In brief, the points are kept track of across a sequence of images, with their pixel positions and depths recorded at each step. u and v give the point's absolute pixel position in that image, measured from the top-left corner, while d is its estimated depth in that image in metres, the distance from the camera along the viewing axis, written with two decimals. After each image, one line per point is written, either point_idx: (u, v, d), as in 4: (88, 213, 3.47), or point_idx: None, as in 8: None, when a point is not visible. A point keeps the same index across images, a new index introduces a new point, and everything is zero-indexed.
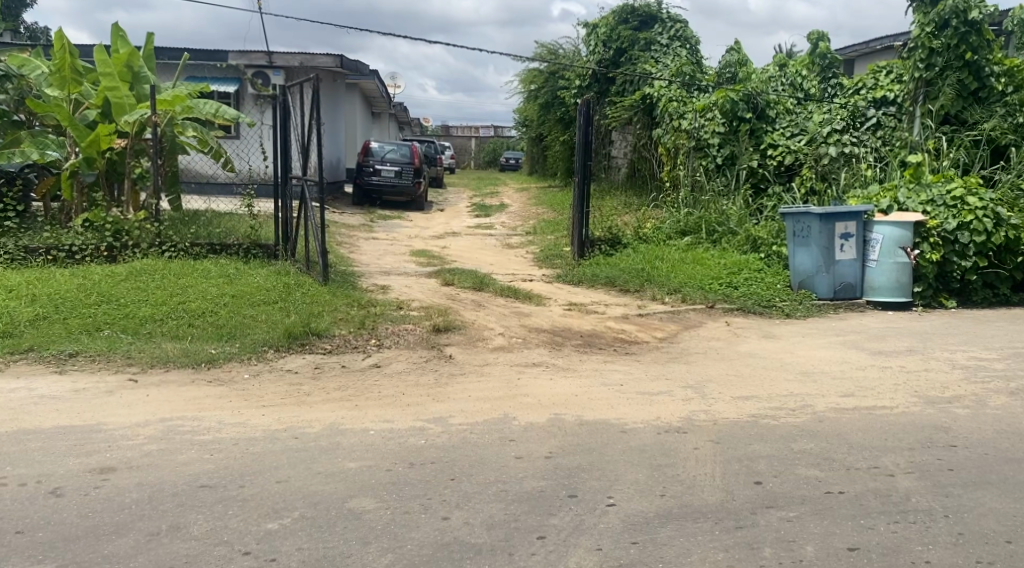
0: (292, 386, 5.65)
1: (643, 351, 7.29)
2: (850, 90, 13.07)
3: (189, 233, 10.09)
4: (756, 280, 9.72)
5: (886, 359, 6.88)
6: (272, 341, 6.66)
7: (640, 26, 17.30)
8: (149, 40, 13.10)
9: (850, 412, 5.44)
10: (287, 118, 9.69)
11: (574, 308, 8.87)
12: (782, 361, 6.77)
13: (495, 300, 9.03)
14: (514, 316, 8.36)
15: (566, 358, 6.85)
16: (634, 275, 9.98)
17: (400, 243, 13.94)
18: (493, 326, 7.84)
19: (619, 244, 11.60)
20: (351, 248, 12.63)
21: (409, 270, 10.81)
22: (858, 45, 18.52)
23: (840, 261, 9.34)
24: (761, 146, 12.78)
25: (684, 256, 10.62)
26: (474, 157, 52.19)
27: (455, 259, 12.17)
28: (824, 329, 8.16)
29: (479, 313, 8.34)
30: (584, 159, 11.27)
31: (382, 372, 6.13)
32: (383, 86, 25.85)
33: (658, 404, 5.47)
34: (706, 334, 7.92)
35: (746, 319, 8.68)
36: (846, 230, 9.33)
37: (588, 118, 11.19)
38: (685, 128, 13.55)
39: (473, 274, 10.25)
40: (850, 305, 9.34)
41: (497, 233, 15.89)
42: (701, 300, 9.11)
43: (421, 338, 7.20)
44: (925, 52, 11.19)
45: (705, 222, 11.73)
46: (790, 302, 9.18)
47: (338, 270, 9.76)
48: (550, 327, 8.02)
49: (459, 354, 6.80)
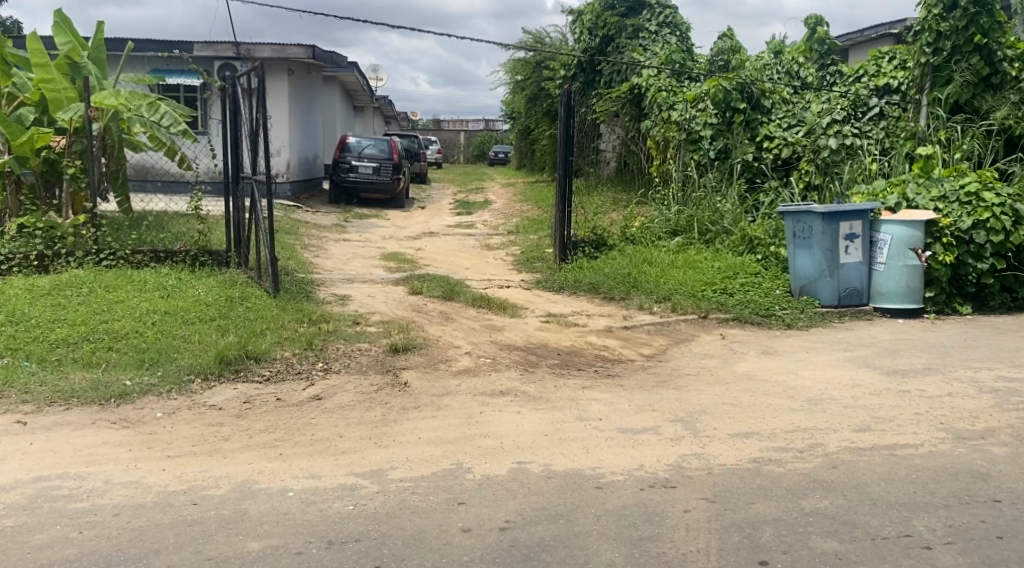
0: (210, 428, 4.79)
1: (628, 373, 6.45)
2: (851, 78, 12.25)
3: (131, 239, 9.20)
4: (753, 286, 8.88)
5: (902, 381, 6.05)
6: (200, 367, 5.83)
7: (627, 13, 16.40)
8: (99, 30, 12.15)
9: (868, 453, 4.60)
10: (237, 112, 8.80)
11: (551, 320, 8.01)
12: (787, 386, 5.93)
13: (465, 312, 8.17)
14: (485, 331, 7.49)
15: (539, 383, 6.00)
16: (619, 281, 9.14)
17: (372, 245, 13.06)
18: (460, 344, 6.98)
19: (604, 245, 10.73)
20: (317, 252, 11.76)
21: (376, 276, 9.94)
22: (853, 33, 17.67)
23: (844, 264, 8.52)
24: (757, 138, 12.01)
25: (674, 259, 9.79)
26: (463, 152, 51.30)
27: (429, 263, 11.30)
28: (829, 342, 7.33)
29: (446, 328, 7.47)
30: (565, 154, 10.41)
31: (322, 406, 5.28)
32: (362, 79, 24.89)
33: (642, 446, 4.63)
34: (700, 351, 7.07)
35: (743, 331, 7.84)
36: (852, 230, 8.50)
37: (570, 110, 10.35)
38: (676, 119, 12.64)
39: (444, 281, 9.38)
40: (856, 312, 8.53)
41: (478, 233, 15.03)
42: (693, 309, 8.27)
43: (375, 361, 6.34)
44: (932, 35, 10.44)
45: (696, 220, 10.87)
46: (791, 311, 8.35)
47: (293, 278, 8.89)
48: (525, 344, 7.17)
49: (417, 380, 5.95)
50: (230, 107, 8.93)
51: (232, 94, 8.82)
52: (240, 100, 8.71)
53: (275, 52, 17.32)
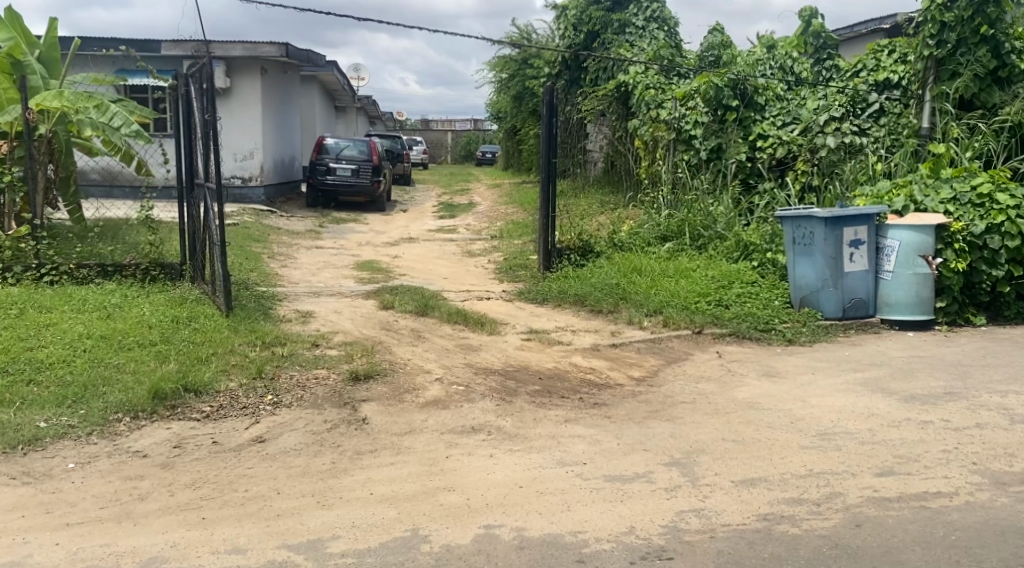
0: (126, 483, 4.09)
1: (616, 401, 5.78)
2: (849, 73, 11.59)
3: (76, 251, 8.47)
4: (751, 297, 8.21)
5: (924, 409, 5.39)
6: (130, 404, 5.13)
7: (613, 7, 15.71)
8: (51, 25, 11.39)
9: (896, 506, 3.95)
10: (190, 113, 8.09)
11: (532, 338, 7.33)
12: (795, 416, 5.27)
13: (439, 329, 7.47)
14: (459, 352, 6.81)
15: (516, 417, 5.32)
16: (607, 293, 8.47)
17: (346, 253, 12.35)
18: (430, 368, 6.29)
19: (591, 252, 10.03)
20: (285, 261, 11.04)
21: (345, 288, 9.23)
22: (844, 30, 17.07)
23: (849, 273, 7.83)
24: (750, 138, 11.38)
25: (666, 266, 9.12)
26: (450, 152, 50.61)
27: (405, 272, 10.60)
28: (836, 360, 6.69)
29: (414, 349, 6.78)
30: (548, 155, 9.72)
31: (262, 452, 4.59)
32: (342, 77, 24.16)
33: (632, 500, 3.97)
34: (695, 373, 6.40)
35: (742, 349, 7.18)
36: (857, 236, 7.82)
37: (553, 107, 9.66)
38: (665, 118, 12.06)
39: (418, 294, 8.69)
40: (862, 325, 7.87)
41: (459, 238, 14.34)
42: (687, 323, 7.60)
43: (332, 392, 5.66)
44: (936, 25, 9.76)
45: (688, 224, 10.19)
46: (792, 324, 7.71)
47: (253, 295, 8.18)
48: (503, 367, 6.49)
49: (377, 415, 5.27)
50: (184, 108, 8.22)
51: (184, 94, 8.10)
52: (192, 100, 7.98)
53: (246, 51, 16.60)
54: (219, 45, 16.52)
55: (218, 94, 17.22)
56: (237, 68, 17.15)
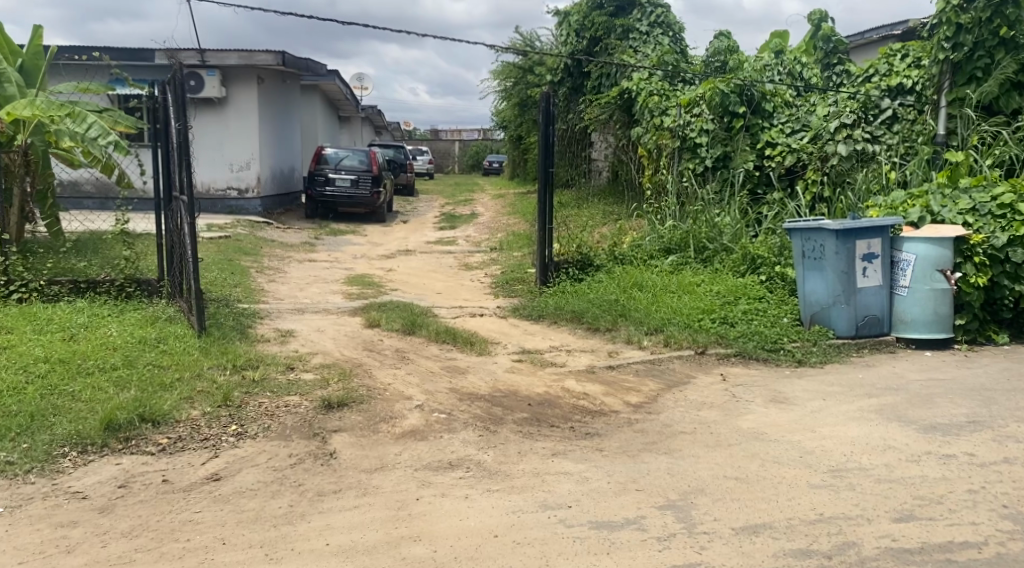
0: (56, 532, 3.69)
1: (610, 430, 5.34)
2: (861, 79, 11.13)
3: (48, 267, 8.09)
4: (757, 314, 7.75)
5: (947, 441, 4.93)
6: (79, 437, 4.73)
7: (616, 13, 15.33)
8: (34, 33, 11.05)
9: (918, 560, 3.52)
10: (166, 122, 7.68)
11: (524, 358, 6.89)
12: (804, 449, 4.82)
13: (426, 349, 7.03)
14: (444, 375, 6.37)
15: (498, 449, 4.89)
16: (605, 309, 8.04)
17: (339, 266, 11.95)
18: (411, 393, 5.85)
19: (590, 266, 9.61)
20: (273, 275, 10.65)
21: (333, 303, 8.82)
22: (854, 37, 16.63)
23: (862, 289, 7.38)
24: (758, 146, 10.94)
25: (668, 281, 8.67)
26: (458, 162, 50.30)
27: (397, 286, 10.18)
28: (849, 384, 6.23)
29: (396, 371, 6.34)
30: (546, 164, 9.29)
31: (214, 493, 4.16)
32: (344, 86, 23.84)
33: (619, 554, 3.56)
34: (698, 399, 5.95)
35: (748, 371, 6.73)
36: (870, 249, 7.36)
37: (549, 115, 9.25)
38: (669, 125, 11.68)
39: (407, 311, 8.26)
40: (876, 344, 7.40)
41: (458, 250, 13.92)
42: (689, 343, 7.16)
43: (301, 421, 5.24)
44: (951, 27, 9.34)
45: (693, 236, 9.73)
46: (801, 344, 7.26)
47: (232, 313, 7.78)
48: (491, 392, 6.05)
49: (347, 449, 4.85)
50: (160, 117, 7.81)
51: (159, 102, 7.69)
52: (166, 108, 7.57)
53: (242, 60, 16.24)
54: (214, 53, 16.17)
55: (214, 104, 16.88)
56: (233, 78, 16.82)
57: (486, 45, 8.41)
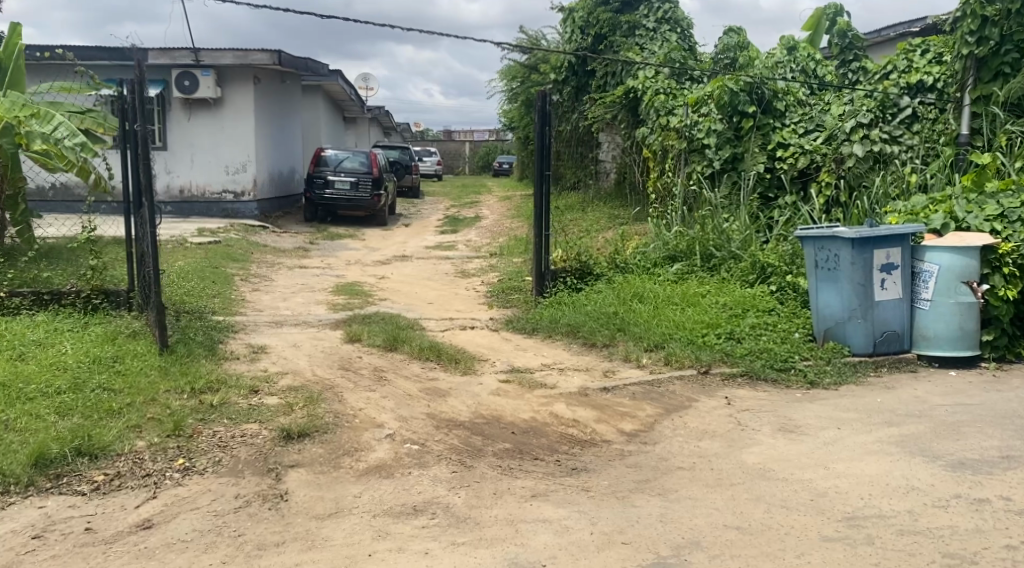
0: None
1: (600, 465, 4.80)
2: (879, 76, 10.52)
3: (11, 277, 7.62)
4: (767, 329, 7.17)
5: (978, 481, 4.38)
6: (4, 475, 4.25)
7: (622, 8, 14.79)
8: (13, 30, 10.60)
9: None
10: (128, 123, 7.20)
11: (512, 379, 6.33)
12: (816, 491, 4.28)
13: (406, 368, 6.49)
14: (422, 397, 5.83)
15: (472, 489, 4.37)
16: (602, 323, 7.49)
17: (331, 273, 11.46)
18: (384, 420, 5.34)
19: (589, 274, 9.04)
20: (259, 284, 10.16)
21: (315, 315, 8.31)
22: (871, 34, 16.01)
23: (879, 302, 6.79)
24: (769, 147, 10.39)
25: (671, 292, 8.12)
26: (468, 163, 49.85)
27: (386, 296, 9.68)
28: (865, 410, 5.66)
29: (370, 394, 5.80)
30: (541, 167, 8.72)
31: (140, 547, 3.66)
32: (347, 86, 23.38)
33: None
34: (699, 427, 5.39)
35: (755, 393, 6.16)
36: (888, 259, 6.77)
37: (545, 114, 8.70)
38: (676, 126, 11.22)
39: (392, 324, 7.74)
40: (895, 363, 6.82)
41: (456, 255, 13.38)
42: (692, 361, 6.61)
43: (256, 454, 4.74)
44: (976, 20, 8.72)
45: (700, 243, 9.16)
46: (814, 363, 6.69)
47: (203, 329, 7.28)
48: (472, 417, 5.52)
49: (302, 489, 4.34)
50: (124, 116, 7.28)
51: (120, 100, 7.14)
52: (128, 106, 7.04)
53: (237, 59, 15.79)
54: (208, 53, 15.71)
55: (209, 105, 16.40)
56: (229, 77, 16.37)
57: (496, 44, 7.51)
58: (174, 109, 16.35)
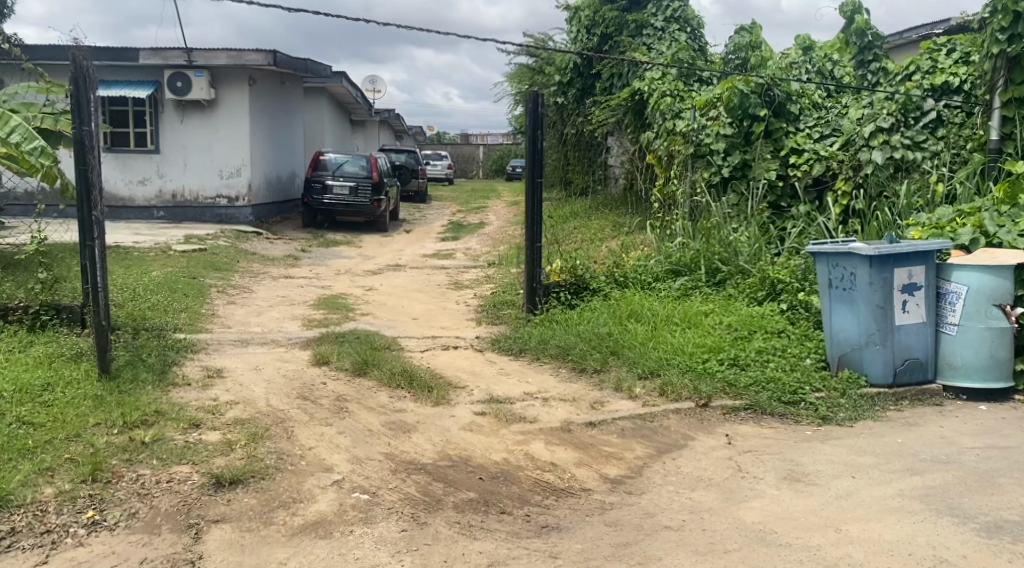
0: None
1: (577, 521, 4.17)
2: (900, 77, 9.81)
3: None
4: (775, 354, 6.50)
5: (1016, 554, 3.74)
6: None
7: (630, 7, 14.15)
8: None
9: None
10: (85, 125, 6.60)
11: (488, 410, 5.68)
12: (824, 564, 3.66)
13: (372, 397, 5.84)
14: (383, 433, 5.19)
15: (419, 555, 3.75)
16: (594, 345, 6.84)
17: (316, 284, 10.85)
18: (336, 462, 4.72)
19: (585, 289, 8.35)
20: (236, 296, 9.56)
21: (287, 332, 7.70)
22: (892, 37, 15.28)
23: (900, 327, 6.09)
24: (782, 153, 9.72)
25: (672, 310, 7.44)
26: (482, 167, 49.21)
27: (370, 310, 9.05)
28: (884, 453, 4.98)
29: (325, 429, 5.17)
30: (533, 173, 8.06)
31: None
32: (353, 86, 22.81)
33: None
34: (694, 473, 4.73)
35: (759, 430, 5.48)
36: (910, 279, 6.07)
37: (537, 116, 8.05)
38: (681, 130, 10.48)
39: (366, 344, 7.11)
40: (919, 394, 6.13)
41: (452, 265, 12.74)
42: (690, 393, 5.94)
43: (178, 505, 4.13)
44: (1008, 16, 7.95)
45: (705, 256, 8.47)
46: (827, 395, 6.00)
47: (157, 349, 6.67)
48: (437, 458, 4.89)
49: (221, 555, 3.74)
50: None
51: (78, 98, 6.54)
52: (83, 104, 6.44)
53: (230, 60, 15.25)
54: (201, 53, 15.18)
55: (203, 107, 15.87)
56: (222, 79, 15.83)
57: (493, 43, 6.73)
58: (167, 110, 15.85)
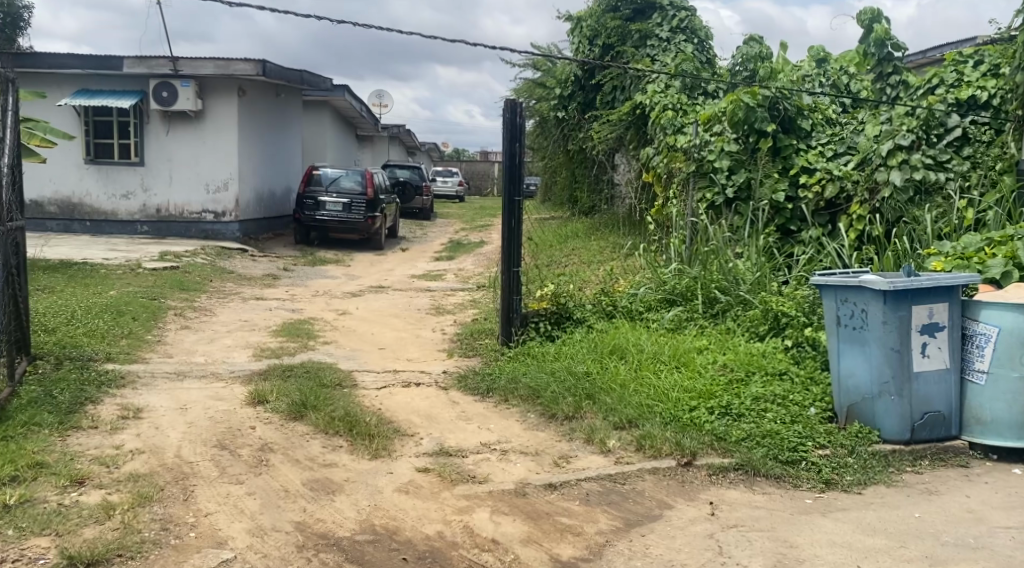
0: None
1: None
2: (922, 90, 8.95)
3: None
4: (774, 402, 5.64)
5: None
6: None
7: (634, 16, 13.39)
8: None
9: None
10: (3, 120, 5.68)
11: (433, 466, 4.87)
12: None
13: (302, 447, 5.04)
14: (302, 495, 4.40)
15: None
16: (568, 387, 6.02)
17: (287, 306, 10.09)
18: (235, 534, 3.94)
19: (568, 320, 7.54)
20: (194, 319, 8.82)
21: (233, 363, 6.95)
22: (913, 54, 14.43)
23: (919, 374, 5.22)
24: (790, 172, 8.88)
25: (661, 346, 6.60)
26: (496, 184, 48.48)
27: (335, 338, 8.27)
28: (898, 533, 4.13)
29: (233, 489, 4.39)
30: (510, 192, 7.28)
31: None
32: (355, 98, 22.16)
33: None
34: (664, 557, 3.91)
35: (749, 497, 4.64)
36: (931, 319, 5.20)
37: (515, 129, 7.22)
38: (683, 146, 9.65)
39: (313, 380, 6.32)
40: (940, 452, 5.26)
41: (439, 287, 11.96)
42: (672, 448, 5.10)
43: None
44: None
45: (702, 284, 7.61)
46: (832, 453, 5.14)
47: (73, 383, 5.91)
48: (358, 528, 4.09)
49: None
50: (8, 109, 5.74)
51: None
52: None
53: (218, 69, 14.62)
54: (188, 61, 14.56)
55: (189, 117, 15.23)
56: (210, 88, 15.19)
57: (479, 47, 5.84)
58: (152, 120, 15.23)
